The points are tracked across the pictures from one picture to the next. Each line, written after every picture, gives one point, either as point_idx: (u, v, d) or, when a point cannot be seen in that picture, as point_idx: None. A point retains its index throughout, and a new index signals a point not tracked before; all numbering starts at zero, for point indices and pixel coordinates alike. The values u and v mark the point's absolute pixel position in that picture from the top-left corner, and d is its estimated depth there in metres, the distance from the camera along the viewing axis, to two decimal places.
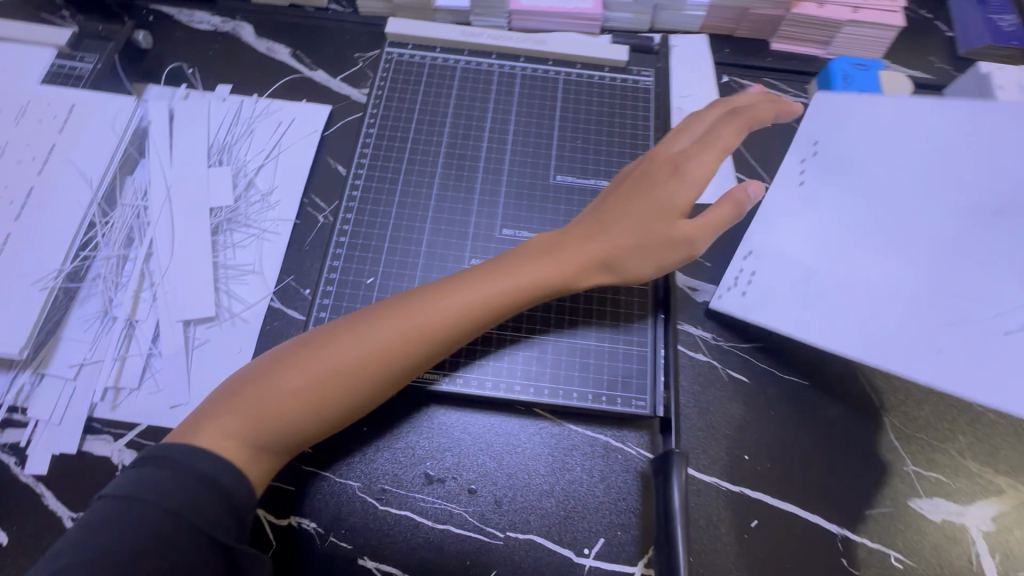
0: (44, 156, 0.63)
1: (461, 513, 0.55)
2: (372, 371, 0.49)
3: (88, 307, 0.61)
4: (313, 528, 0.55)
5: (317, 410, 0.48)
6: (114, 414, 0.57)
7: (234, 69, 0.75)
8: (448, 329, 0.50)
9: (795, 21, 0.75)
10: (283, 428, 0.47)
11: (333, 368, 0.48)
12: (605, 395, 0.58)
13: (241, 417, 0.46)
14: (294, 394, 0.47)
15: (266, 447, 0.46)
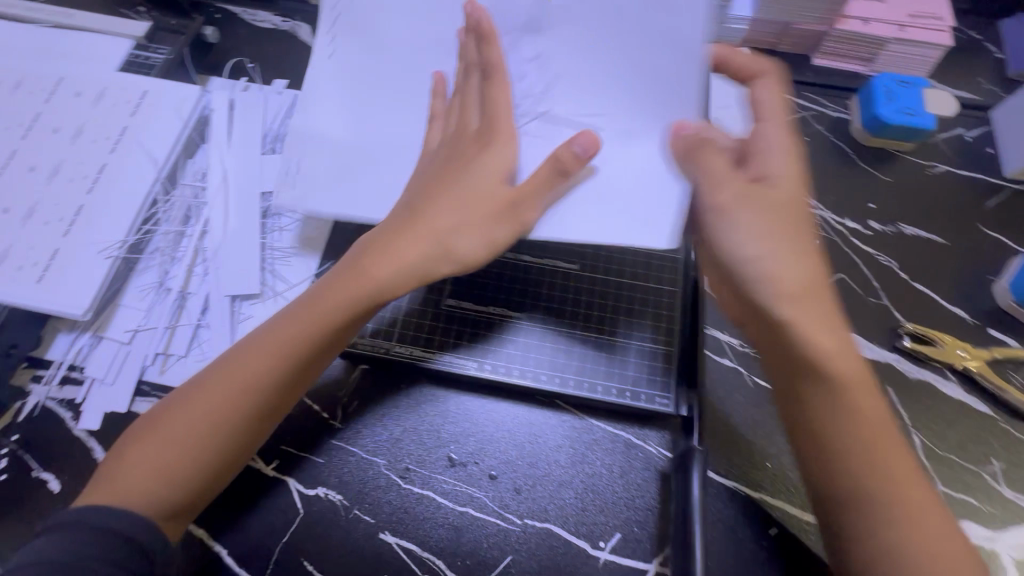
0: (116, 137, 0.68)
1: (481, 497, 0.57)
2: (229, 424, 0.50)
3: (146, 278, 0.65)
4: (339, 500, 0.57)
5: (237, 453, 0.51)
6: (161, 378, 0.61)
7: (292, 66, 0.80)
8: (255, 398, 0.51)
9: (839, 37, 0.76)
10: (207, 482, 0.50)
11: (167, 441, 0.49)
12: (630, 390, 0.57)
13: (153, 485, 0.48)
14: (138, 463, 0.49)
15: (199, 501, 0.50)
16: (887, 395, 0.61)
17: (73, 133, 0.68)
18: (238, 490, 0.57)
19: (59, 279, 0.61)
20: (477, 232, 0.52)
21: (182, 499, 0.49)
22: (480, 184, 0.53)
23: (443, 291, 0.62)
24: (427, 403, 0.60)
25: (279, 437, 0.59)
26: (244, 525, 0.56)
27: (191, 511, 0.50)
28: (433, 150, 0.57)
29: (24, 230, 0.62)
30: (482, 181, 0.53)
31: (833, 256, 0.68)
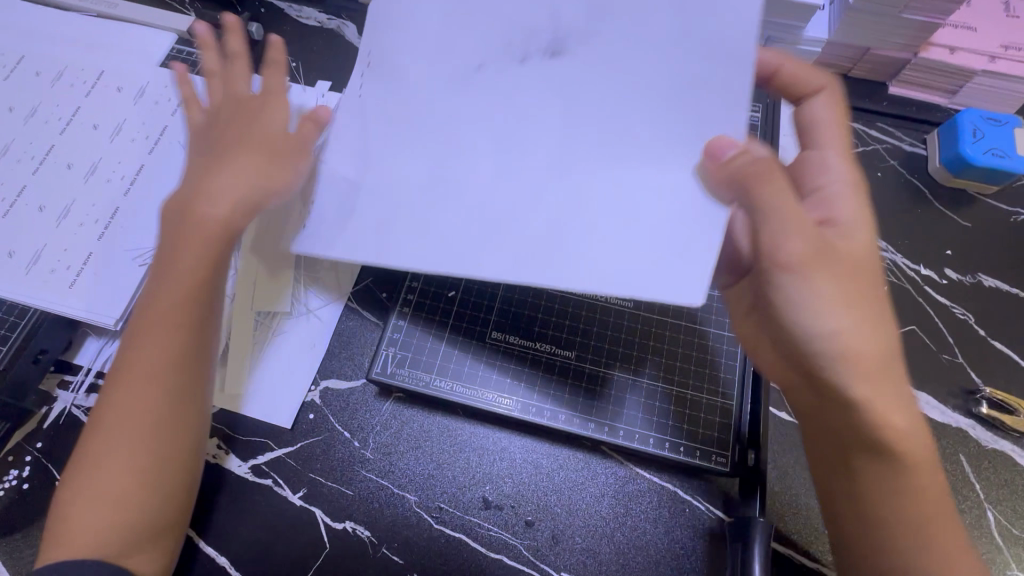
0: (156, 137, 0.65)
1: (516, 545, 0.54)
2: (155, 421, 0.45)
3: None
4: (367, 537, 0.54)
5: (177, 454, 0.46)
6: None
7: (336, 67, 0.76)
8: (162, 359, 0.45)
9: (923, 66, 0.70)
10: (160, 503, 0.45)
11: (98, 466, 0.44)
12: (683, 445, 0.54)
13: (106, 523, 0.43)
14: (85, 498, 0.43)
15: (164, 525, 0.45)
16: (959, 465, 0.56)
17: (112, 131, 0.65)
18: (264, 519, 0.54)
19: (91, 286, 0.58)
20: (273, 168, 0.49)
21: (144, 525, 0.44)
22: (230, 139, 0.50)
23: (489, 325, 0.59)
24: (463, 439, 0.57)
25: (308, 464, 0.56)
26: (268, 558, 0.53)
27: (162, 539, 0.45)
28: (213, 109, 0.53)
29: (58, 232, 0.60)
30: (272, 125, 0.51)
31: (906, 306, 0.63)
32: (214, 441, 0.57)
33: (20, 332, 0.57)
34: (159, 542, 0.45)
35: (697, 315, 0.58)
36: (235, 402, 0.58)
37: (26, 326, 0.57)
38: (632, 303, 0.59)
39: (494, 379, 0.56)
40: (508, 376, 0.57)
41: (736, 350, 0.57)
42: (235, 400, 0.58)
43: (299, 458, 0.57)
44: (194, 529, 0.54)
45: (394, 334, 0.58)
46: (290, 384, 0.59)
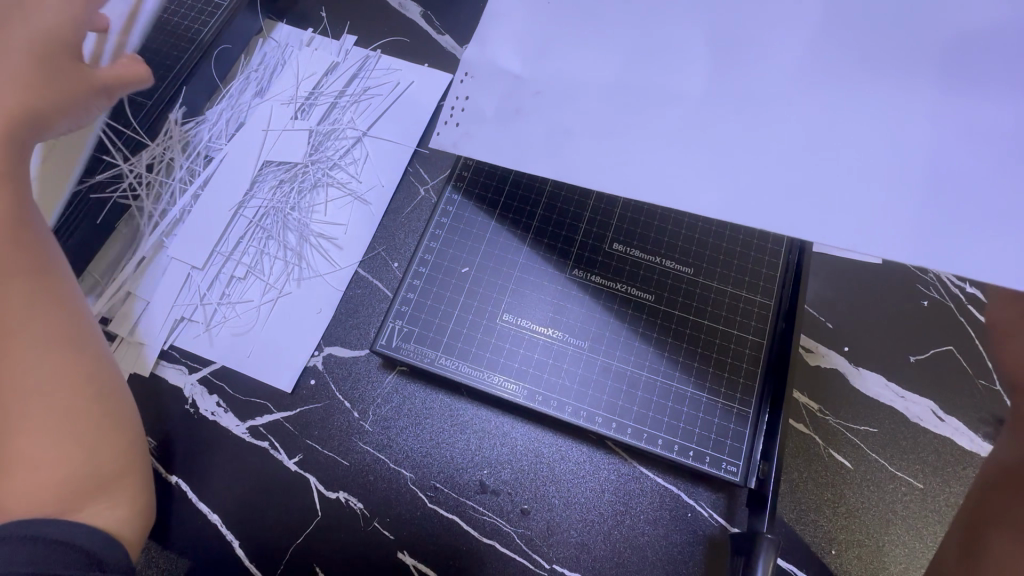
0: None
1: (510, 532, 0.52)
2: (49, 371, 0.46)
3: (186, 241, 0.63)
4: (360, 509, 0.53)
5: (94, 399, 0.47)
6: (192, 347, 0.59)
7: (364, 20, 0.72)
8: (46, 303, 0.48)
9: None
10: (92, 452, 0.45)
11: (31, 436, 0.43)
12: (692, 449, 0.51)
13: (46, 483, 0.42)
14: (11, 471, 0.42)
15: (111, 473, 0.46)
16: None
17: None
18: (257, 480, 0.54)
19: None
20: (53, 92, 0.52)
21: (102, 470, 0.45)
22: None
23: (500, 305, 0.55)
24: (465, 420, 0.56)
25: (305, 430, 0.55)
26: (258, 519, 0.53)
27: (115, 489, 0.45)
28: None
29: None
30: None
31: (946, 324, 0.58)
32: (214, 398, 0.57)
33: None
34: (114, 492, 0.45)
35: (722, 314, 0.54)
36: (238, 362, 0.58)
37: None
38: (652, 295, 0.55)
39: (501, 362, 0.54)
40: (517, 360, 0.54)
41: (759, 355, 0.53)
42: (240, 360, 0.58)
43: (298, 423, 0.56)
44: (188, 483, 0.54)
45: (401, 307, 0.55)
46: (292, 349, 0.58)
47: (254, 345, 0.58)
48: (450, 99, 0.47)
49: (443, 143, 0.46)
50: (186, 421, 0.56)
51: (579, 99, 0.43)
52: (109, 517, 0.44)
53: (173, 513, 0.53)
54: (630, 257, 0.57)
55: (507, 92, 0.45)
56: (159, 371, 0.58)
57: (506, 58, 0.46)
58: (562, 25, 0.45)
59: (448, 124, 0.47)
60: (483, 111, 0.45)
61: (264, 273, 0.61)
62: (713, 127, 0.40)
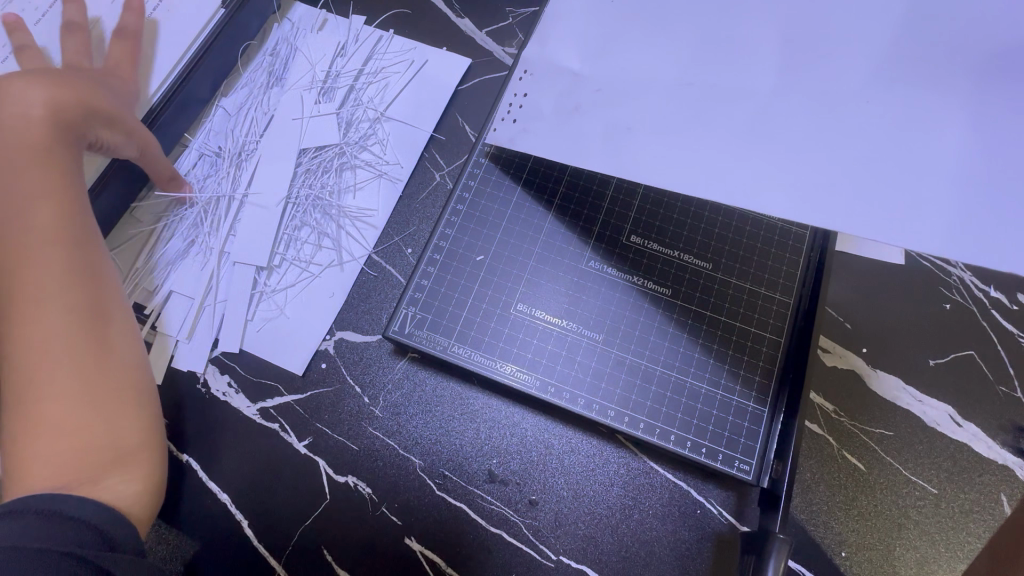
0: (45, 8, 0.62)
1: (518, 523, 0.52)
2: (74, 346, 0.45)
3: (200, 223, 0.63)
4: (368, 493, 0.53)
5: (117, 376, 0.47)
6: (201, 326, 0.59)
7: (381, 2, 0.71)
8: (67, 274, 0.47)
9: None
10: (106, 430, 0.45)
11: (46, 407, 0.43)
12: (704, 446, 0.50)
13: (61, 456, 0.42)
14: (30, 442, 0.42)
15: (129, 448, 0.46)
16: (1001, 508, 0.52)
17: None
18: (267, 461, 0.54)
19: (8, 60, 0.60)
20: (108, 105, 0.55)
21: (118, 446, 0.45)
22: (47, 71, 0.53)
23: (514, 295, 0.55)
24: (476, 409, 0.55)
25: (316, 414, 0.55)
26: (267, 500, 0.53)
27: (131, 463, 0.46)
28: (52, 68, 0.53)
29: None
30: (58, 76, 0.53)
31: (967, 328, 0.57)
32: (225, 378, 0.57)
33: None
34: (131, 466, 0.45)
35: (740, 310, 0.53)
36: (251, 343, 0.58)
37: None
38: (669, 289, 0.54)
39: (513, 353, 0.53)
40: (530, 350, 0.53)
41: (777, 353, 0.52)
42: (252, 341, 0.58)
43: (308, 406, 0.56)
44: (199, 462, 0.54)
45: (414, 294, 0.55)
46: (305, 332, 0.58)
47: (267, 327, 0.58)
48: (509, 97, 0.50)
49: (500, 138, 0.49)
50: (197, 401, 0.56)
51: (619, 96, 0.44)
52: (121, 493, 0.44)
53: (184, 491, 0.53)
54: (647, 250, 0.56)
55: (565, 92, 0.46)
56: (173, 353, 0.58)
57: (559, 57, 0.47)
58: (585, 40, 0.46)
59: (505, 120, 0.50)
60: (541, 110, 0.48)
61: (275, 255, 0.61)
62: (740, 121, 0.39)
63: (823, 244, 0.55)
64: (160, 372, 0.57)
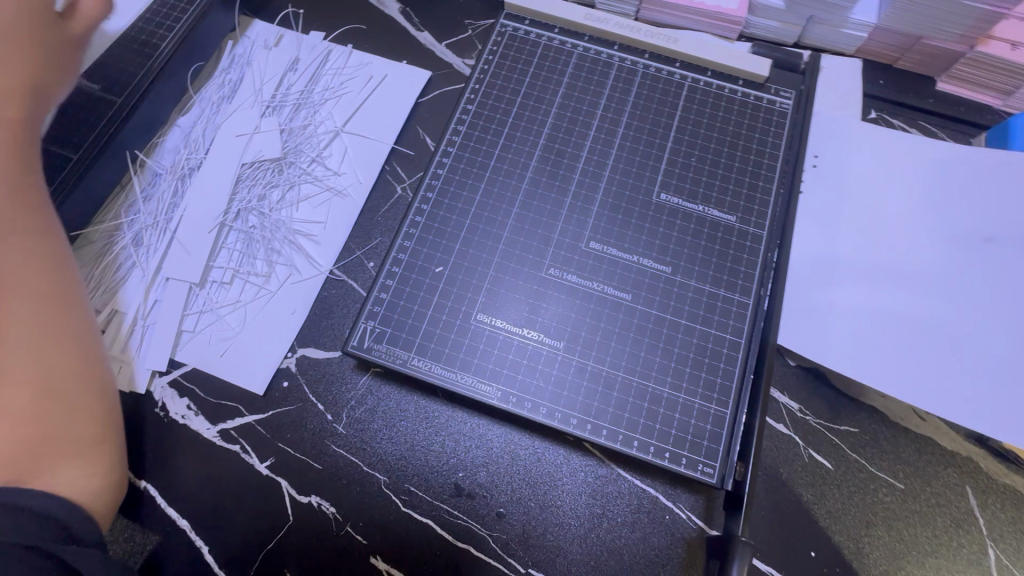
0: None
1: (485, 536, 0.51)
2: (41, 330, 0.47)
3: (141, 239, 0.60)
4: (332, 513, 0.52)
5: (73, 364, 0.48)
6: (141, 347, 0.56)
7: (340, 17, 0.72)
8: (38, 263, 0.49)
9: (976, 61, 0.64)
10: (74, 416, 0.47)
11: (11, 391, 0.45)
12: (668, 451, 0.50)
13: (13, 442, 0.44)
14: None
15: (89, 438, 0.47)
16: (965, 499, 0.52)
17: None
18: (227, 484, 0.53)
19: None
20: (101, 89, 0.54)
21: (77, 437, 0.46)
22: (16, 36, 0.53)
23: (475, 305, 0.54)
24: (441, 422, 0.55)
25: (278, 433, 0.55)
26: (228, 524, 0.52)
27: (92, 456, 0.47)
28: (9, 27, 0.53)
29: None
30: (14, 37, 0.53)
31: None
32: (185, 401, 0.55)
33: None
34: (91, 459, 0.46)
35: (700, 312, 0.53)
36: (210, 365, 0.56)
37: None
38: (631, 294, 0.54)
39: (475, 364, 0.52)
40: (491, 361, 0.52)
41: (737, 355, 0.52)
42: (211, 364, 0.57)
43: (270, 426, 0.55)
44: (158, 489, 0.53)
45: (374, 308, 0.54)
46: (264, 349, 0.57)
47: (225, 347, 0.57)
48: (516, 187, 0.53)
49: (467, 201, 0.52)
50: (154, 425, 0.54)
51: None
52: (78, 484, 0.45)
53: (140, 518, 0.52)
54: (607, 255, 0.55)
55: None
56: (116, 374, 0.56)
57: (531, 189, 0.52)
58: None
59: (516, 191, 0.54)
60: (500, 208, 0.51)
61: (224, 273, 0.59)
62: None
63: (779, 245, 0.55)
64: None
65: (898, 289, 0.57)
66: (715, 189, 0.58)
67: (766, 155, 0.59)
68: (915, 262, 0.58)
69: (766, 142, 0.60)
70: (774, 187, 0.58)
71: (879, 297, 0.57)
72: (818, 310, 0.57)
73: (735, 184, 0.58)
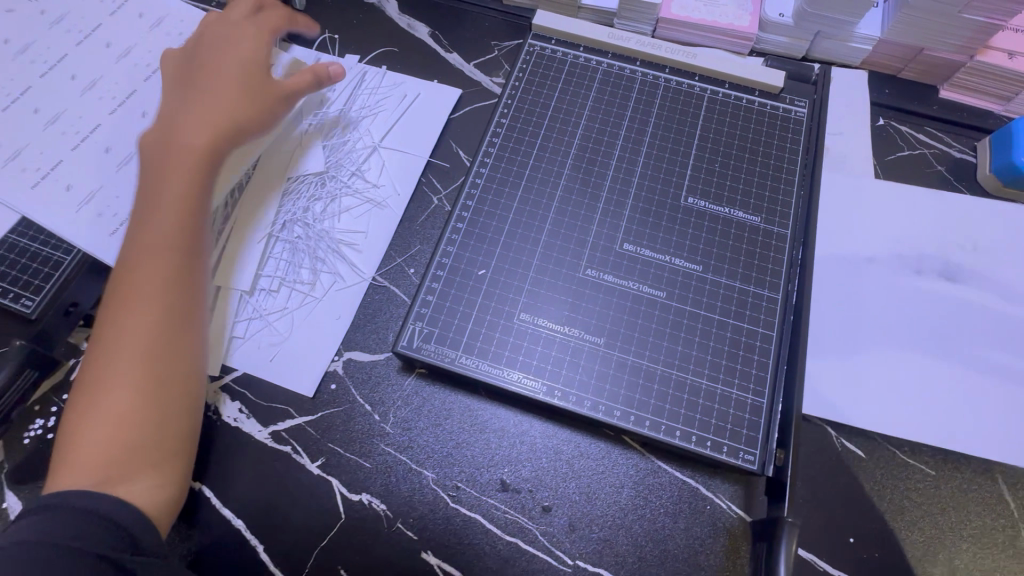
0: (53, 62, 0.65)
1: (533, 530, 0.53)
2: (145, 335, 0.50)
3: None
4: (382, 510, 0.54)
5: (174, 375, 0.51)
6: None
7: (374, 41, 0.76)
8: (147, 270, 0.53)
9: (976, 70, 0.68)
10: (159, 424, 0.49)
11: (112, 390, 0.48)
12: (709, 440, 0.52)
13: (105, 441, 0.47)
14: (95, 419, 0.47)
15: (167, 449, 0.49)
16: (996, 485, 0.54)
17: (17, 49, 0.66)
18: (280, 484, 0.54)
19: (16, 116, 0.62)
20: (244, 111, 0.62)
21: (155, 446, 0.48)
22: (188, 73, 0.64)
23: (517, 305, 0.56)
24: (484, 420, 0.57)
25: (327, 434, 0.56)
26: (282, 523, 0.53)
27: (164, 467, 0.48)
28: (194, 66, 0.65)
29: None
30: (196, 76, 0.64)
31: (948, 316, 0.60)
32: (236, 404, 0.57)
33: (52, 283, 0.56)
34: (161, 471, 0.48)
35: (731, 308, 0.56)
36: (261, 369, 0.58)
37: (60, 277, 0.56)
38: (665, 292, 0.57)
39: (520, 360, 0.54)
40: (535, 358, 0.54)
41: (769, 347, 0.54)
42: (262, 368, 0.59)
43: (319, 427, 0.57)
44: (212, 489, 0.54)
45: (421, 309, 0.56)
46: (312, 353, 0.59)
47: (275, 352, 0.59)
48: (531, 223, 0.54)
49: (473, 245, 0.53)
50: (207, 428, 0.56)
51: None
52: (145, 494, 0.46)
53: (195, 518, 0.53)
54: (640, 256, 0.58)
55: None
56: None
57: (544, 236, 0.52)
58: None
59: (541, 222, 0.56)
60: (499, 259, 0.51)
61: (272, 281, 0.62)
62: None
63: (803, 243, 0.58)
64: None
65: (908, 290, 0.61)
66: (739, 192, 0.61)
67: (785, 160, 0.63)
68: (925, 266, 0.62)
69: (784, 148, 0.63)
70: (795, 189, 0.61)
71: (892, 297, 0.60)
72: (841, 306, 0.60)
73: (757, 187, 0.61)
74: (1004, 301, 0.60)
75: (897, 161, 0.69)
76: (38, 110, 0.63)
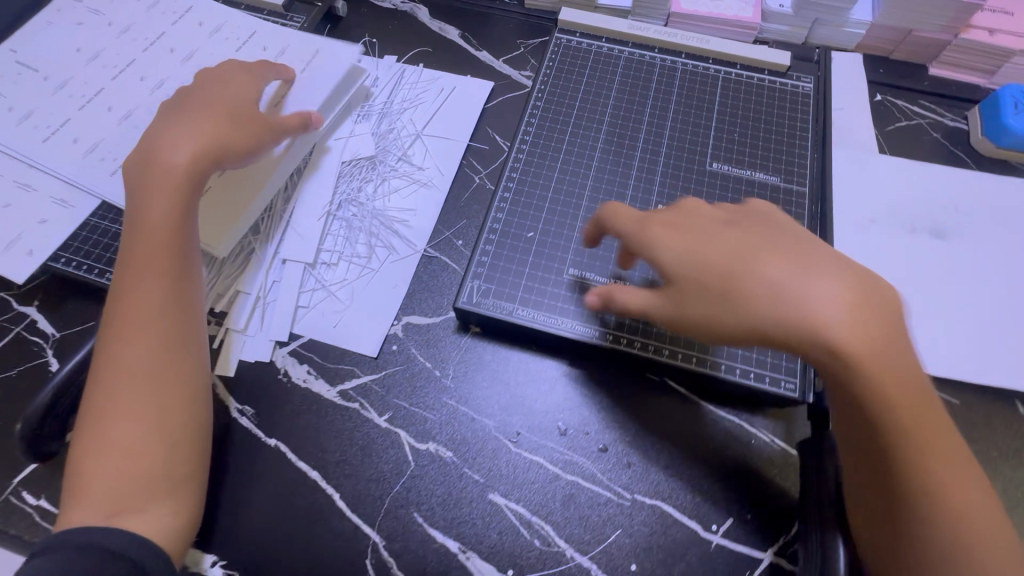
0: (124, 67, 0.72)
1: (592, 468, 0.56)
2: (146, 372, 0.51)
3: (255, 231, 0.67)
4: (449, 457, 0.57)
5: (175, 399, 0.51)
6: (267, 321, 0.63)
7: (411, 42, 0.83)
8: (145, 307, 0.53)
9: (961, 46, 0.75)
10: (167, 455, 0.49)
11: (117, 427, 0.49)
12: (753, 372, 0.57)
13: (113, 477, 0.48)
14: (102, 455, 0.48)
15: (176, 476, 0.49)
16: (1016, 411, 0.58)
17: (91, 57, 0.72)
18: (351, 437, 0.58)
19: (94, 115, 0.68)
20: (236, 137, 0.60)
21: (164, 475, 0.49)
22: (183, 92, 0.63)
23: (565, 263, 0.61)
24: (539, 371, 0.61)
25: (392, 391, 0.60)
26: (355, 473, 0.56)
27: (176, 494, 0.49)
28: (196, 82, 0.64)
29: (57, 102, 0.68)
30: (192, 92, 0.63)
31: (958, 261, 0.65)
32: (305, 366, 0.61)
33: None
34: (173, 499, 0.49)
35: None
36: (327, 334, 0.63)
37: None
38: None
39: (572, 311, 0.59)
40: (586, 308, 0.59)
41: None
42: (328, 333, 0.63)
43: (384, 384, 0.60)
44: (288, 445, 0.58)
45: (477, 270, 0.61)
46: (373, 318, 0.63)
47: (339, 318, 0.63)
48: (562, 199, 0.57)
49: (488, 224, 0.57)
50: (280, 389, 0.60)
51: None
52: (158, 523, 0.47)
53: (273, 472, 0.56)
54: None
55: None
56: (243, 347, 0.62)
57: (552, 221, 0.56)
58: None
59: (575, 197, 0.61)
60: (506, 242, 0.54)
61: (333, 255, 0.67)
62: None
63: (820, 199, 0.64)
64: (230, 365, 0.61)
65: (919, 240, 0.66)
66: (759, 158, 0.67)
67: (797, 129, 0.69)
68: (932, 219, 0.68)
69: (795, 118, 0.69)
70: (808, 153, 0.67)
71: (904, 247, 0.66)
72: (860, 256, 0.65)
73: (774, 153, 0.67)
74: (1008, 245, 0.65)
75: (896, 130, 0.76)
76: (111, 108, 0.69)
